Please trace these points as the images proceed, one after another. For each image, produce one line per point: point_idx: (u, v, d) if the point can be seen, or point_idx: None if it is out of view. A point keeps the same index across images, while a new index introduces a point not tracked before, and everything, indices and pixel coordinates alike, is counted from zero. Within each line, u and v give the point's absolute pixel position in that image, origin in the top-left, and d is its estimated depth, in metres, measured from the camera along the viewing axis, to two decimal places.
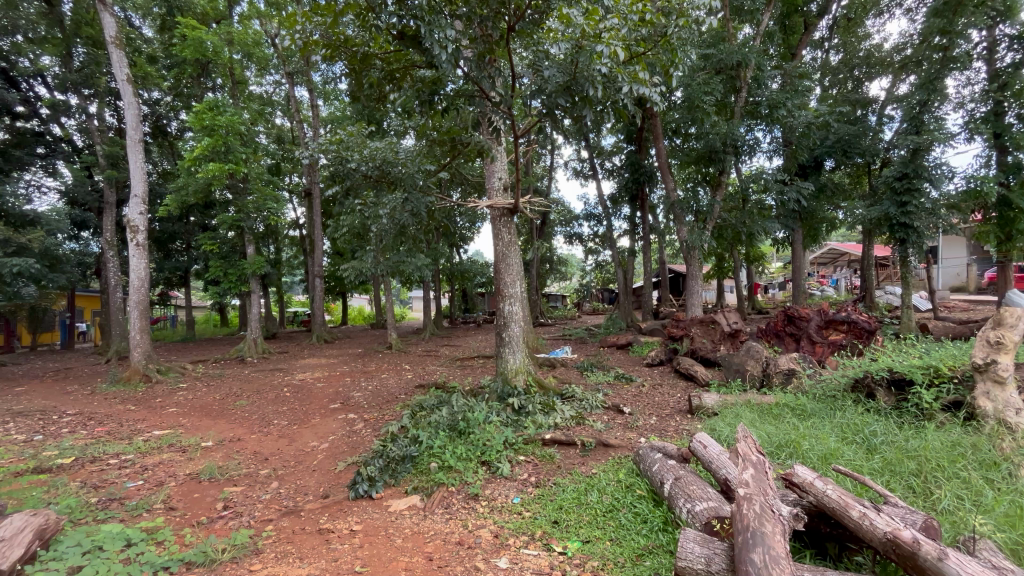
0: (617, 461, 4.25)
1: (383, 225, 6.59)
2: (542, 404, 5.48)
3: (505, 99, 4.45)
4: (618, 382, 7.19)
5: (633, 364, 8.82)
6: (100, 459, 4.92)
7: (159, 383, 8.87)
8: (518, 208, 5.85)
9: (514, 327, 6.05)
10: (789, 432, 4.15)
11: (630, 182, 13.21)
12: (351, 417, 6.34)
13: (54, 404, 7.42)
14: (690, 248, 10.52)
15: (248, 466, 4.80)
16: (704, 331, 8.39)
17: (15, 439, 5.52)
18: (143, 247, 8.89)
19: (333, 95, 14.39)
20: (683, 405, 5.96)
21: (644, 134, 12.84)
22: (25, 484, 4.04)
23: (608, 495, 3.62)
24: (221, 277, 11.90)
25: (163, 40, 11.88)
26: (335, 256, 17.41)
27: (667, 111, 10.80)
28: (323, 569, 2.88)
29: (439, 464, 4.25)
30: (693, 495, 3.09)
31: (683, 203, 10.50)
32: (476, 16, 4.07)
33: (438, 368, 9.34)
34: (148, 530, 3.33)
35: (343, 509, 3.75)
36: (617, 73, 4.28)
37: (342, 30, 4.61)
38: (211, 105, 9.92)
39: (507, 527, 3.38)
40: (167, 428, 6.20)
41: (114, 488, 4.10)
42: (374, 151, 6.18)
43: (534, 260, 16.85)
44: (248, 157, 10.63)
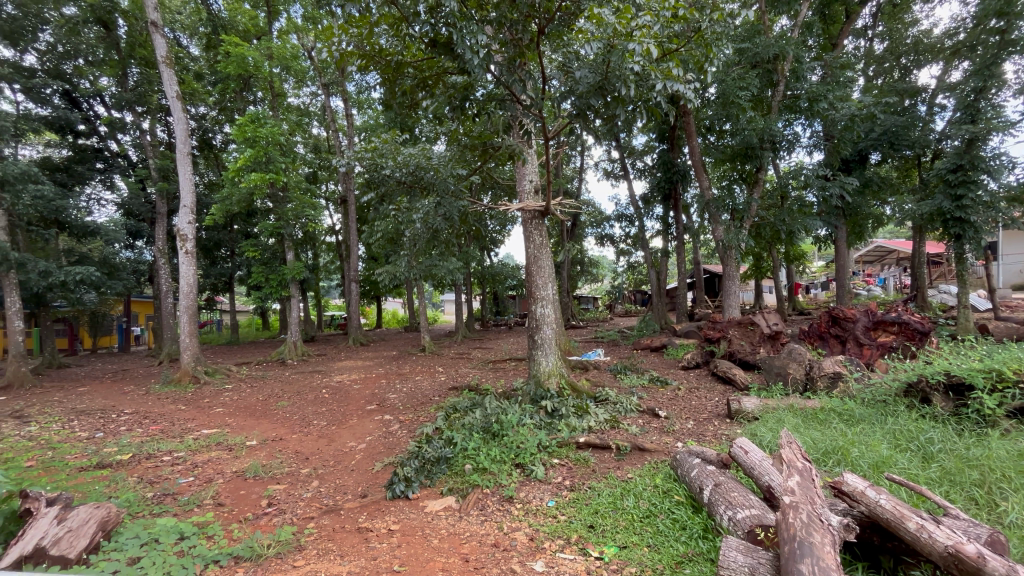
0: (653, 466, 4.17)
1: (417, 230, 6.70)
2: (576, 407, 5.43)
3: (536, 101, 4.46)
4: (653, 386, 7.04)
5: (669, 367, 8.61)
6: (154, 456, 5.19)
7: (207, 383, 9.30)
8: (549, 210, 5.83)
9: (546, 329, 6.01)
10: (836, 439, 3.96)
11: (663, 181, 12.97)
12: (386, 418, 6.49)
13: (113, 404, 7.86)
14: (727, 248, 10.22)
15: (290, 464, 4.97)
16: (743, 333, 8.28)
17: (78, 436, 5.88)
18: (191, 254, 9.33)
19: (367, 104, 14.77)
20: (722, 409, 5.79)
21: (677, 133, 12.58)
22: (89, 479, 4.31)
23: (646, 501, 3.55)
24: (263, 282, 12.39)
25: (209, 58, 12.52)
26: (370, 261, 17.83)
27: (701, 108, 10.54)
28: (363, 568, 2.93)
29: (474, 466, 4.30)
30: (735, 502, 3.00)
31: (719, 202, 10.24)
32: (506, 21, 4.13)
33: (471, 371, 9.39)
34: (199, 524, 3.50)
35: (380, 509, 3.82)
36: (650, 70, 4.19)
37: (377, 41, 4.70)
38: (252, 118, 10.36)
39: (543, 530, 3.36)
40: (214, 427, 6.46)
41: (167, 484, 4.32)
42: (408, 158, 6.28)
43: (565, 262, 16.75)
44: (288, 167, 11.02)
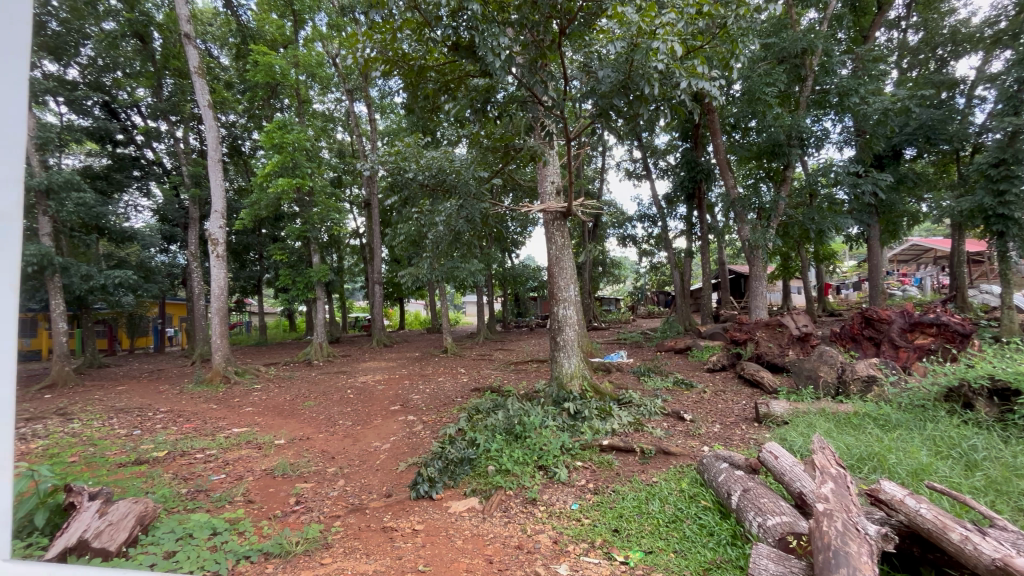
0: (679, 470, 4.10)
1: (439, 232, 6.73)
2: (599, 409, 5.39)
3: (559, 103, 4.45)
4: (677, 388, 6.93)
5: (694, 369, 8.45)
6: (188, 453, 5.36)
7: (237, 383, 9.57)
8: (570, 211, 5.79)
9: (569, 331, 5.97)
10: (872, 444, 3.83)
11: (686, 181, 12.77)
12: (410, 418, 6.56)
13: (149, 402, 8.16)
14: (753, 248, 9.97)
15: (317, 463, 5.07)
16: (770, 335, 8.03)
17: (118, 433, 6.13)
18: (222, 257, 9.60)
19: (390, 109, 14.99)
20: (749, 413, 5.65)
21: (701, 131, 12.38)
22: (128, 474, 4.49)
23: (671, 505, 3.50)
24: (290, 284, 12.67)
25: (239, 67, 12.92)
26: (393, 263, 18.10)
27: (726, 105, 10.35)
28: (388, 567, 2.96)
29: (497, 467, 4.31)
30: (765, 508, 2.92)
31: (745, 201, 10.03)
32: (529, 23, 4.13)
33: (493, 372, 9.41)
34: (231, 521, 3.59)
35: (405, 509, 3.85)
36: (673, 68, 4.14)
37: (401, 46, 4.76)
38: (280, 124, 10.62)
39: (567, 533, 3.33)
40: (244, 426, 6.64)
41: (201, 480, 4.47)
42: (430, 161, 6.38)
43: (587, 263, 16.65)
44: (314, 171, 11.24)
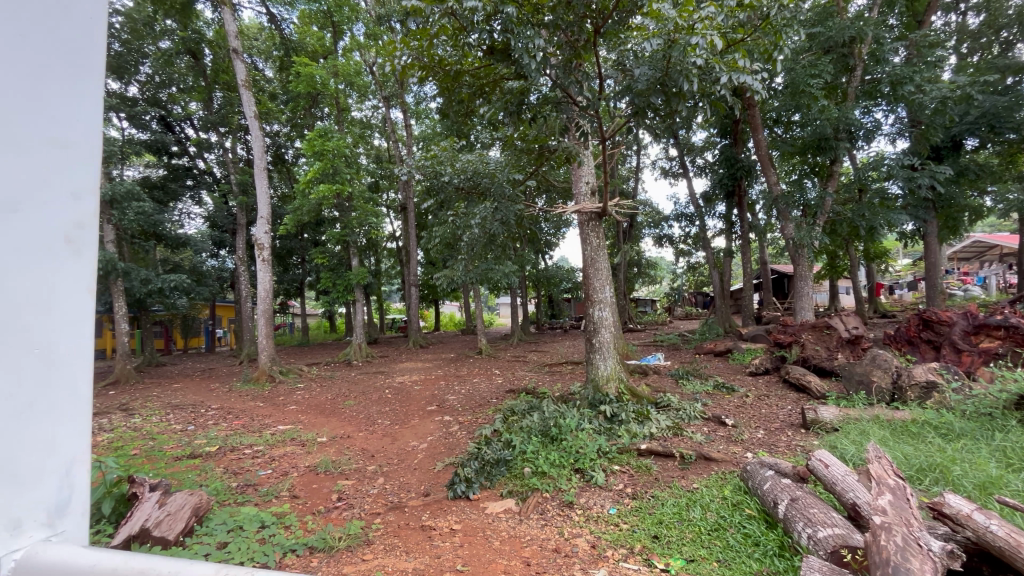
0: (721, 477, 3.97)
1: (475, 234, 6.76)
2: (636, 412, 5.28)
3: (593, 102, 4.43)
4: (718, 392, 6.73)
5: (735, 372, 8.17)
6: (238, 448, 5.62)
7: (282, 382, 9.93)
8: (605, 212, 5.72)
9: (604, 333, 5.90)
10: (933, 454, 3.59)
11: (725, 178, 12.38)
12: (447, 419, 6.65)
13: (201, 400, 8.59)
14: (799, 246, 9.54)
15: (358, 461, 5.21)
16: (817, 338, 7.65)
17: (175, 428, 6.49)
18: (268, 261, 10.00)
19: (425, 114, 15.27)
20: (796, 418, 5.41)
21: (741, 126, 11.99)
22: (184, 467, 4.75)
23: (713, 513, 3.38)
24: (331, 287, 13.11)
25: (283, 79, 13.47)
26: (429, 266, 18.42)
27: (767, 99, 9.99)
28: (427, 565, 3.00)
29: (534, 470, 4.30)
30: (816, 520, 2.79)
31: (788, 197, 9.63)
32: (563, 24, 4.13)
33: (528, 374, 9.39)
34: (277, 514, 3.72)
35: (442, 509, 3.89)
36: (713, 63, 4.04)
37: (437, 52, 4.83)
38: (321, 133, 10.96)
39: (605, 538, 3.29)
40: (289, 424, 6.90)
41: (249, 475, 4.67)
42: (466, 164, 6.54)
43: (622, 264, 16.42)
44: (353, 177, 11.57)
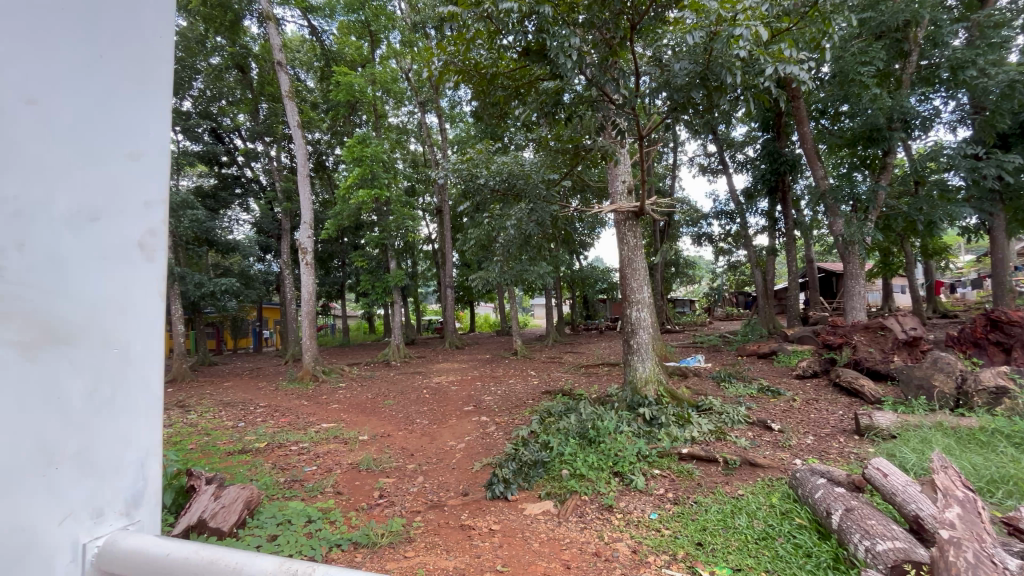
0: (768, 484, 3.82)
1: (510, 236, 6.77)
2: (676, 416, 5.14)
3: (630, 100, 4.33)
4: (763, 395, 6.48)
5: (781, 375, 7.84)
6: (285, 445, 5.84)
7: (324, 382, 10.25)
8: (643, 210, 5.63)
9: (642, 333, 5.80)
10: (1005, 465, 3.34)
11: (768, 173, 11.90)
12: (483, 419, 6.68)
13: (250, 398, 8.98)
14: (849, 243, 9.05)
15: (398, 459, 5.31)
16: (871, 339, 7.25)
17: (226, 424, 6.81)
18: (310, 265, 10.34)
19: (459, 118, 15.47)
20: (849, 424, 5.13)
21: (784, 119, 11.52)
22: (235, 462, 4.98)
23: (760, 521, 3.26)
24: (370, 289, 13.47)
25: (323, 88, 13.93)
26: (464, 268, 18.64)
27: (814, 90, 9.53)
28: (468, 565, 3.02)
29: (572, 472, 4.27)
30: (874, 531, 2.64)
31: (836, 191, 9.16)
32: (598, 22, 4.08)
33: (564, 375, 9.32)
34: (323, 510, 3.85)
35: (481, 509, 3.92)
36: (758, 54, 3.89)
37: (473, 55, 4.85)
38: (360, 140, 11.24)
39: (647, 543, 3.22)
40: (332, 422, 7.12)
41: (296, 471, 4.85)
42: (501, 166, 6.54)
43: (659, 264, 16.08)
44: (390, 181, 11.81)
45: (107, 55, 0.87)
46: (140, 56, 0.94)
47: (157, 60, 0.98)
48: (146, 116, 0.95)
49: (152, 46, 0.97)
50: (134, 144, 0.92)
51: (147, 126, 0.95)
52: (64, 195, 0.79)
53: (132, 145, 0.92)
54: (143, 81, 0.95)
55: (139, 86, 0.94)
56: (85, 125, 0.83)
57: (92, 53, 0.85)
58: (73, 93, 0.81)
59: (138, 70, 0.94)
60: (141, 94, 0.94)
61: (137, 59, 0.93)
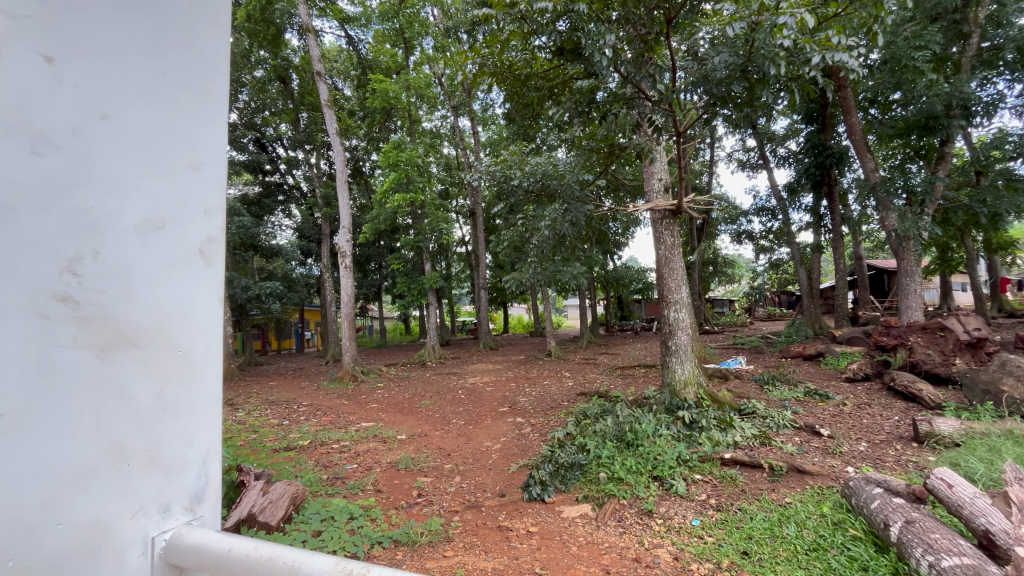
0: (818, 492, 3.65)
1: (545, 236, 6.74)
2: (718, 419, 4.98)
3: (667, 96, 4.19)
4: (811, 399, 6.18)
5: (829, 377, 7.47)
6: (327, 442, 6.01)
7: (363, 382, 10.50)
8: (681, 208, 5.49)
9: (681, 335, 5.67)
10: None
11: (812, 168, 11.36)
12: (519, 421, 6.67)
13: (293, 397, 9.29)
14: (904, 238, 8.53)
15: (435, 459, 5.37)
16: (929, 340, 6.80)
17: (272, 422, 7.08)
18: (349, 268, 10.62)
19: (491, 121, 15.59)
20: (906, 431, 4.83)
21: (830, 111, 10.99)
22: (281, 459, 5.17)
23: (811, 531, 3.11)
24: (406, 290, 13.73)
25: (360, 96, 14.30)
26: (498, 269, 18.72)
27: (863, 78, 9.03)
28: (506, 566, 3.03)
29: (609, 475, 4.20)
30: (938, 546, 2.47)
31: (888, 184, 8.66)
32: (633, 17, 4.01)
33: (599, 377, 9.20)
34: (364, 507, 3.94)
35: (518, 510, 3.92)
36: (803, 43, 3.73)
37: (507, 57, 4.89)
38: (395, 145, 11.44)
39: (689, 550, 3.13)
40: (371, 420, 7.28)
41: (338, 468, 4.99)
42: (534, 167, 6.50)
43: (696, 263, 15.68)
44: (425, 185, 11.93)
45: (172, 72, 0.85)
46: (201, 71, 0.92)
47: (216, 73, 0.95)
48: (207, 130, 0.93)
49: (213, 62, 0.95)
50: (196, 155, 0.90)
51: (207, 138, 0.92)
52: (133, 202, 0.77)
53: (194, 156, 0.89)
54: (204, 96, 0.93)
55: (200, 101, 0.91)
56: (150, 135, 0.81)
57: (158, 69, 0.83)
58: (138, 105, 0.79)
59: (200, 85, 0.91)
60: (202, 107, 0.92)
61: (199, 75, 0.91)
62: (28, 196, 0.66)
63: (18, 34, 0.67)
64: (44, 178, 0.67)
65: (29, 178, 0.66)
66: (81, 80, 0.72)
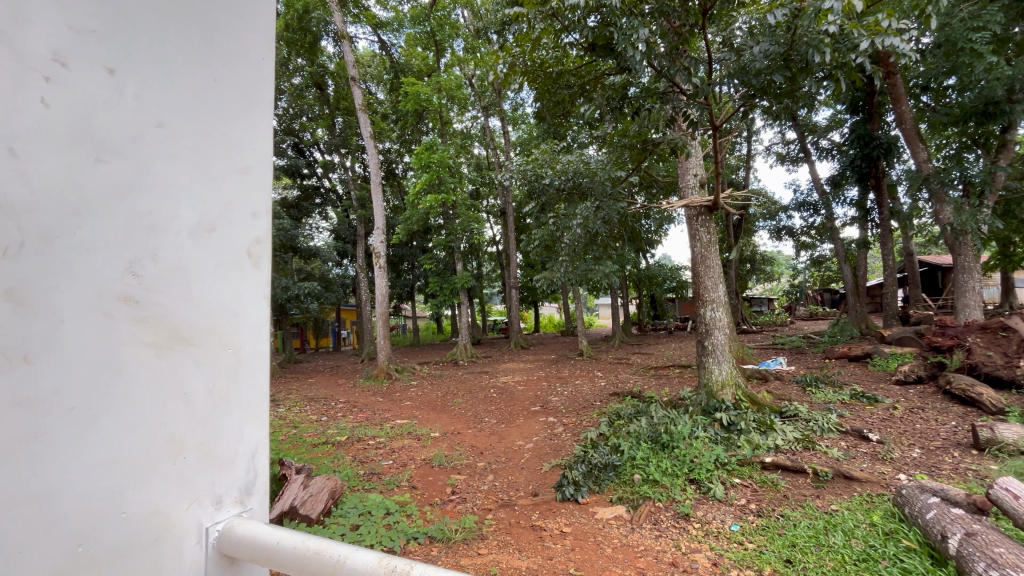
0: (867, 500, 3.48)
1: (576, 235, 6.69)
2: (757, 422, 4.82)
3: (703, 89, 4.07)
4: (858, 402, 5.90)
5: (878, 379, 7.10)
6: (363, 439, 6.16)
7: (397, 380, 10.70)
8: (718, 205, 5.33)
9: (718, 334, 5.52)
10: None
11: (858, 159, 10.81)
12: (551, 420, 6.64)
13: (331, 393, 9.56)
14: (961, 232, 8.00)
15: (469, 457, 5.42)
16: (991, 341, 6.36)
17: (311, 418, 7.31)
18: (383, 268, 10.83)
19: (522, 120, 15.60)
20: (965, 437, 4.54)
21: (877, 100, 10.43)
22: (320, 454, 5.33)
23: (860, 541, 2.96)
24: (438, 290, 13.90)
25: (393, 99, 14.58)
26: (529, 269, 18.74)
27: (914, 63, 8.53)
28: (540, 566, 3.02)
29: (644, 477, 4.13)
30: (1003, 561, 2.31)
31: (943, 174, 8.13)
32: (667, 10, 3.90)
33: (632, 377, 9.06)
34: (400, 503, 4.01)
35: (552, 509, 3.90)
36: (851, 28, 3.56)
37: (538, 55, 4.88)
38: (427, 146, 11.56)
39: (729, 556, 3.04)
40: (406, 418, 7.41)
41: (375, 464, 5.10)
42: (566, 166, 6.48)
43: (734, 260, 15.21)
44: (457, 186, 12.02)
45: (221, 79, 0.88)
46: (246, 77, 0.95)
47: (259, 79, 0.98)
48: (251, 134, 0.96)
49: (257, 67, 0.98)
50: (243, 160, 0.93)
51: (251, 142, 0.95)
52: (187, 207, 0.81)
53: (241, 161, 0.92)
54: (250, 103, 0.96)
55: (245, 106, 0.94)
56: (201, 142, 0.84)
57: (207, 78, 0.86)
58: (190, 113, 0.82)
59: (247, 92, 0.94)
60: (249, 113, 0.95)
61: (245, 81, 0.94)
62: (94, 202, 0.69)
63: (85, 48, 0.69)
64: (107, 184, 0.70)
65: (95, 183, 0.69)
66: (139, 90, 0.75)
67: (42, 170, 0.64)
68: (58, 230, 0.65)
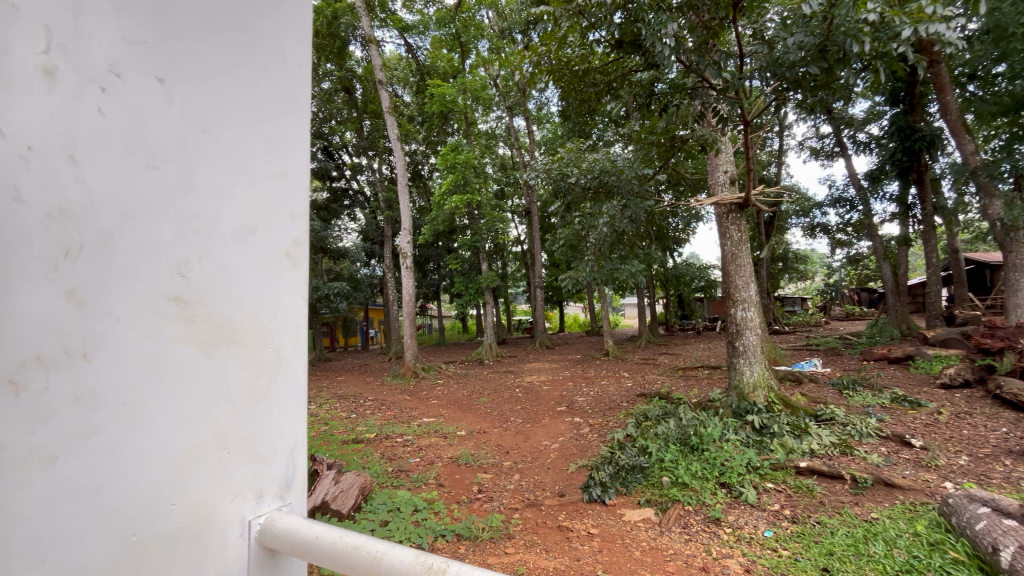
0: (910, 508, 3.33)
1: (602, 234, 6.63)
2: (791, 425, 4.68)
3: (733, 83, 3.97)
4: (899, 406, 5.65)
5: (920, 383, 6.79)
6: (391, 436, 6.25)
7: (423, 378, 10.83)
8: (749, 202, 5.19)
9: (749, 335, 5.38)
10: None
11: (899, 153, 10.34)
12: (577, 420, 6.61)
13: (359, 391, 9.75)
14: (1012, 228, 7.56)
15: (494, 456, 5.43)
16: None
17: (341, 415, 7.48)
18: (409, 267, 10.97)
19: (546, 120, 15.54)
20: (1017, 445, 4.29)
21: (920, 90, 9.95)
22: (349, 450, 5.44)
23: (902, 551, 2.84)
24: (463, 290, 14.00)
25: (419, 101, 14.74)
26: (554, 268, 18.64)
27: (960, 50, 8.11)
28: (567, 567, 3.00)
29: (673, 480, 4.06)
30: None
31: (992, 167, 7.71)
32: (696, 3, 3.83)
33: (660, 377, 8.92)
34: (427, 500, 4.06)
35: (579, 510, 3.88)
36: (893, 15, 3.41)
37: (563, 53, 4.86)
38: (452, 147, 11.64)
39: (762, 563, 2.96)
40: (432, 416, 7.49)
41: (402, 461, 5.17)
42: (592, 164, 6.43)
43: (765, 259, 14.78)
44: (482, 186, 12.04)
45: (261, 85, 0.91)
46: (285, 83, 0.97)
47: (297, 85, 1.00)
48: (289, 139, 0.98)
49: (295, 73, 1.00)
50: (282, 165, 0.95)
51: (289, 145, 0.97)
52: (229, 210, 0.83)
53: (280, 165, 0.94)
54: (289, 108, 0.98)
55: (283, 111, 0.96)
56: (242, 145, 0.86)
57: (248, 85, 0.88)
58: (233, 118, 0.85)
59: (286, 98, 0.97)
60: (287, 118, 0.97)
61: (284, 86, 0.97)
62: (146, 206, 0.72)
63: (136, 59, 0.73)
64: (157, 188, 0.74)
65: (146, 189, 0.72)
66: (186, 98, 0.78)
67: (98, 175, 0.67)
68: (111, 232, 0.68)
